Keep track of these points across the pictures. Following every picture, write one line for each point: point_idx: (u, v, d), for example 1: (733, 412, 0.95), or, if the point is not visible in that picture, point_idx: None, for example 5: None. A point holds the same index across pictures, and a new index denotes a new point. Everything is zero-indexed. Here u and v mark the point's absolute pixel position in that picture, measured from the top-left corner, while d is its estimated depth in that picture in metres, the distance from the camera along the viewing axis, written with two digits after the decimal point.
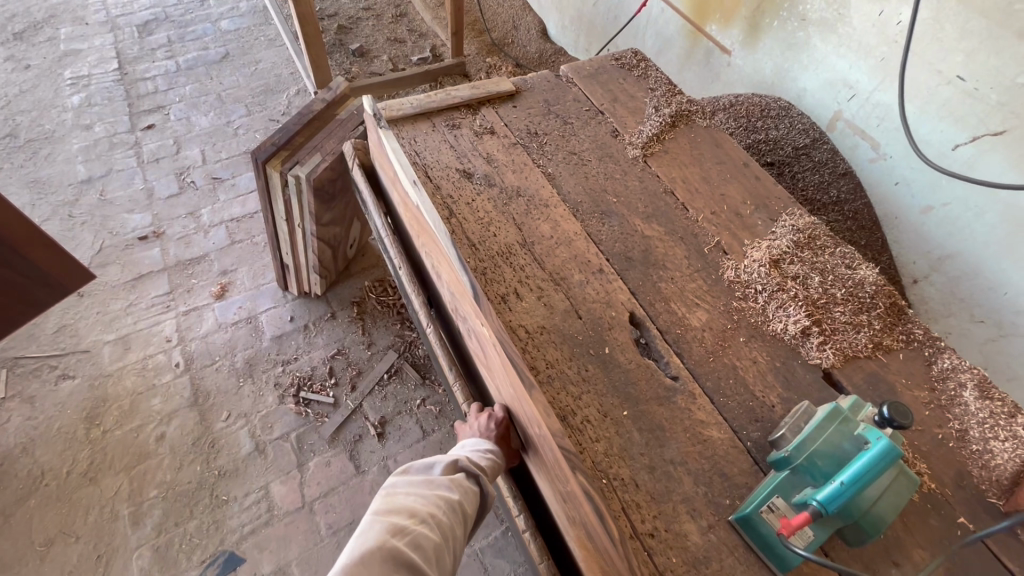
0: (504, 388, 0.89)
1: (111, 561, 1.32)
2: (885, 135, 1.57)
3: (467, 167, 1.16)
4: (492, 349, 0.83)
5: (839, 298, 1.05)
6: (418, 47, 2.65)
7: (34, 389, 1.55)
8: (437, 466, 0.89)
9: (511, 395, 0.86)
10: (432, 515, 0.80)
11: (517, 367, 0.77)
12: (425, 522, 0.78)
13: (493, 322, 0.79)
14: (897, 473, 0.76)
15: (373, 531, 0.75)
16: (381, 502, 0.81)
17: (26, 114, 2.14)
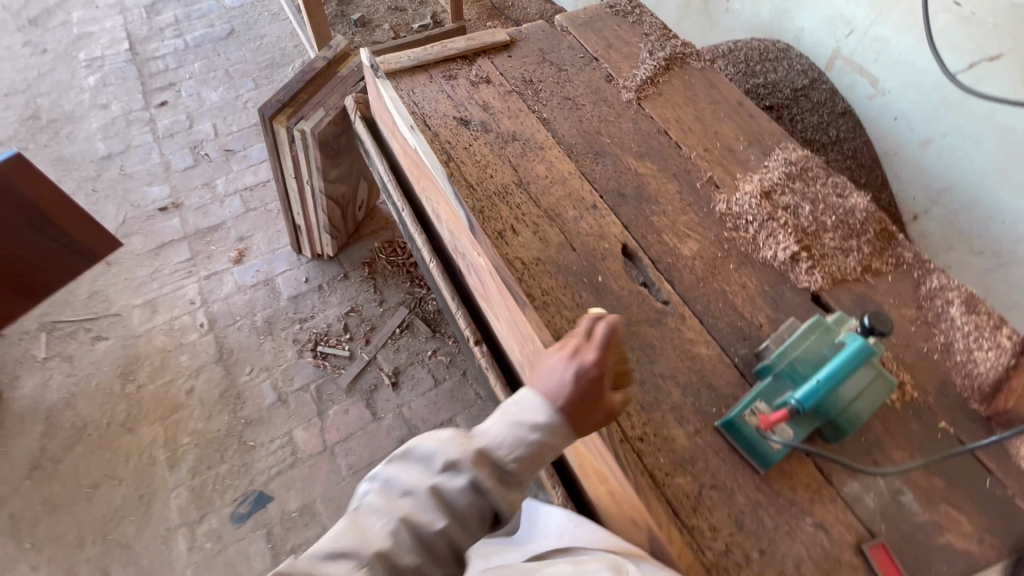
0: (498, 313, 0.93)
1: (152, 500, 1.44)
2: (884, 70, 1.55)
3: (463, 115, 1.20)
4: (488, 272, 0.89)
5: (829, 225, 1.08)
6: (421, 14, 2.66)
7: (71, 349, 1.65)
8: (434, 462, 0.68)
9: (502, 319, 0.91)
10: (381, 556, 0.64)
11: (510, 289, 0.84)
12: (371, 568, 0.62)
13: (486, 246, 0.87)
14: (875, 375, 0.81)
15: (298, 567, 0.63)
16: (344, 524, 0.66)
17: (46, 96, 2.23)
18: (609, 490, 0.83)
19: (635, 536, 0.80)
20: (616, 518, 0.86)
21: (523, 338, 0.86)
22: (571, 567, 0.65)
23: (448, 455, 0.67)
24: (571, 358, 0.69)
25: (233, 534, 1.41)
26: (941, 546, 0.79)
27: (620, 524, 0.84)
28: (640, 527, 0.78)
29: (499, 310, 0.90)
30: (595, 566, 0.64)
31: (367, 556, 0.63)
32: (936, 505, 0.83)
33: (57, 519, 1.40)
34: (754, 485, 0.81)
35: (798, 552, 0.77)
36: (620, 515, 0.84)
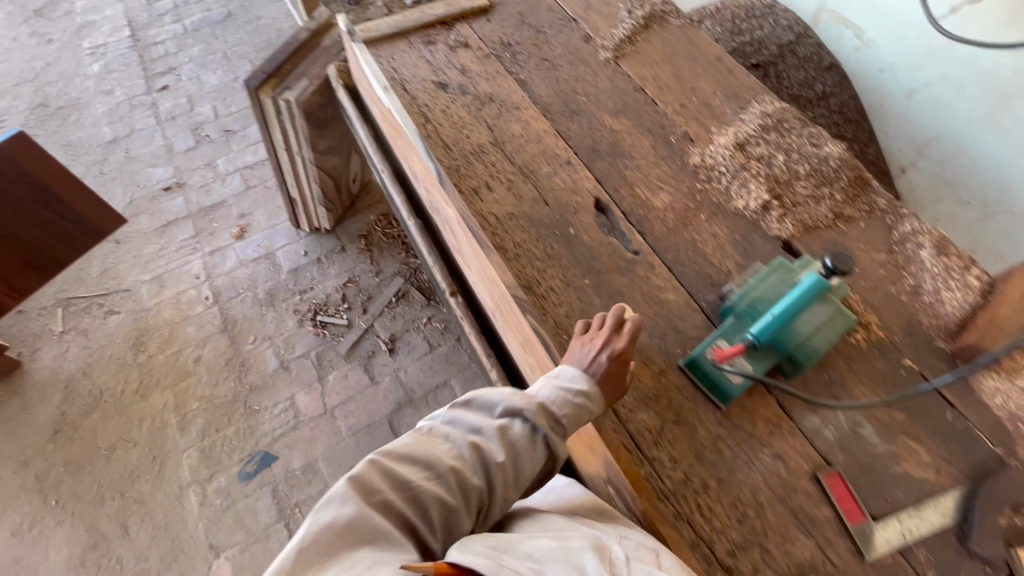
0: (472, 266, 1.05)
1: (165, 460, 1.53)
2: (868, 20, 1.58)
3: (442, 79, 1.23)
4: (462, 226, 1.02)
5: (801, 174, 1.09)
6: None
7: (86, 323, 1.74)
8: (501, 406, 0.76)
9: (476, 271, 1.04)
10: (453, 473, 0.68)
11: (475, 235, 1.00)
12: (444, 480, 0.67)
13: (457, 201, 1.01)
14: (833, 312, 0.84)
15: (373, 470, 0.63)
16: (412, 439, 0.70)
17: (54, 85, 2.30)
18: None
19: (596, 461, 0.89)
20: (581, 447, 0.95)
21: (490, 283, 0.99)
22: (554, 542, 0.62)
23: (515, 402, 0.76)
24: (602, 343, 0.82)
25: (240, 490, 1.50)
26: (898, 475, 0.82)
27: (584, 452, 0.94)
28: (598, 453, 0.86)
29: (470, 259, 1.03)
30: (579, 545, 0.61)
31: (441, 468, 0.68)
32: (895, 437, 0.85)
33: (79, 478, 1.50)
34: (715, 419, 0.85)
35: (756, 480, 0.81)
36: (583, 444, 0.93)
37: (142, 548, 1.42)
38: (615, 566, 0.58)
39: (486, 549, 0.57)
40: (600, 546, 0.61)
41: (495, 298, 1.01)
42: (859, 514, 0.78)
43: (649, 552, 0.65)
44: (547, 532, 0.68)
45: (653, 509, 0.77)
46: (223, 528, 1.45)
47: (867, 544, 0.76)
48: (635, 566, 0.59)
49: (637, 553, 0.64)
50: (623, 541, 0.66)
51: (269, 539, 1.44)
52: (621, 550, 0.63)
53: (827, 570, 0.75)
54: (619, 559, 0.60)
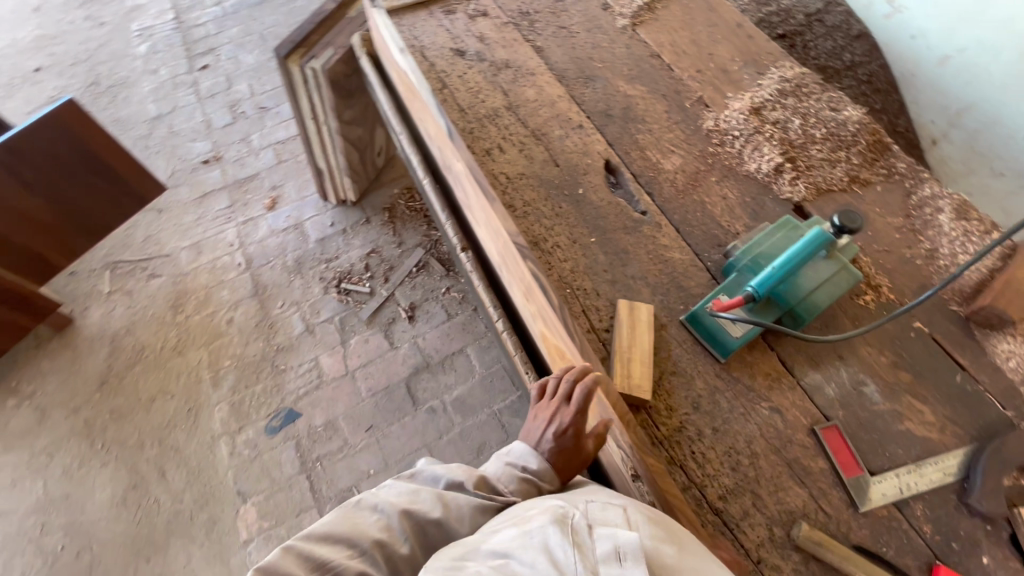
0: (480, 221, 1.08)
1: (199, 412, 1.64)
2: None
3: (460, 46, 1.26)
4: (470, 180, 1.02)
5: (817, 138, 1.07)
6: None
7: (130, 285, 1.87)
8: (443, 480, 0.77)
9: (484, 225, 1.06)
10: (379, 546, 0.69)
11: (481, 186, 0.99)
12: (368, 557, 0.68)
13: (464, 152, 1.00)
14: (837, 268, 0.84)
15: (292, 556, 0.65)
16: (338, 517, 0.71)
17: (105, 64, 2.45)
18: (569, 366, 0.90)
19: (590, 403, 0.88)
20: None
21: (495, 234, 1.00)
22: (516, 530, 0.62)
23: (455, 476, 0.77)
24: (550, 422, 0.81)
25: (266, 443, 1.59)
26: (899, 432, 0.81)
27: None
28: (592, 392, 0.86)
29: (478, 213, 1.05)
30: (539, 522, 0.62)
31: (364, 544, 0.69)
32: (898, 396, 0.84)
33: (122, 425, 1.62)
34: (713, 372, 0.86)
35: (751, 430, 0.82)
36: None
37: (177, 491, 1.53)
38: (578, 537, 0.58)
39: (448, 565, 0.58)
40: (560, 518, 0.61)
41: (501, 251, 1.02)
42: (855, 467, 0.78)
43: (616, 508, 0.64)
44: (514, 513, 0.68)
45: (641, 444, 0.77)
46: (250, 477, 1.55)
47: (861, 495, 0.76)
48: (599, 531, 0.60)
49: (603, 514, 0.63)
50: (588, 502, 0.66)
51: (291, 489, 1.52)
52: (585, 514, 0.63)
53: (818, 518, 0.75)
54: (582, 526, 0.60)
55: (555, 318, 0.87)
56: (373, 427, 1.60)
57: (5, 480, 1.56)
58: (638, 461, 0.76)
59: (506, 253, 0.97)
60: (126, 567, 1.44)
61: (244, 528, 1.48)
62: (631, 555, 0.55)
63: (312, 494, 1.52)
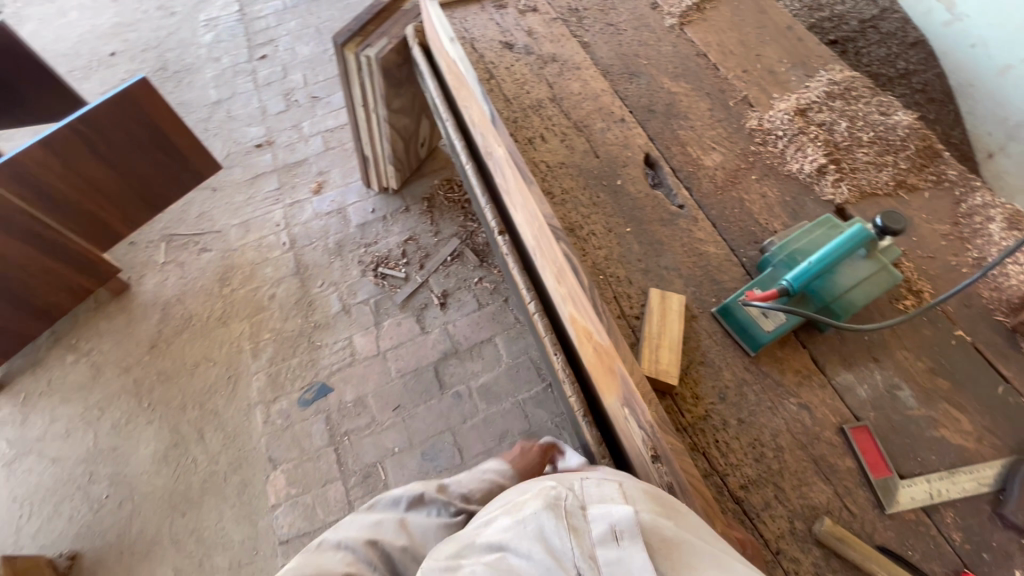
0: (517, 205, 1.10)
1: (239, 380, 1.72)
2: None
3: (509, 39, 1.30)
4: (509, 165, 1.03)
5: (864, 141, 1.06)
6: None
7: (183, 257, 1.98)
8: (403, 502, 0.84)
9: (521, 209, 1.08)
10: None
11: (520, 169, 0.99)
12: None
13: (506, 138, 1.01)
14: (876, 268, 0.84)
15: None
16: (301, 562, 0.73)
17: (173, 51, 2.60)
18: (595, 346, 0.89)
19: (613, 383, 0.85)
20: (600, 374, 0.91)
21: (532, 217, 1.00)
22: (509, 518, 0.60)
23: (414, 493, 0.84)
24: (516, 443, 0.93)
25: (298, 414, 1.65)
26: (933, 439, 0.80)
27: (602, 379, 0.90)
28: (614, 371, 0.82)
29: (516, 199, 1.06)
30: (531, 508, 0.59)
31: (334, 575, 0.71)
32: (934, 402, 0.82)
33: (167, 387, 1.72)
34: (742, 365, 0.86)
35: (777, 425, 0.81)
36: (602, 369, 0.89)
37: (213, 452, 1.61)
38: (572, 521, 0.57)
39: (443, 567, 0.58)
40: (552, 501, 0.59)
41: (536, 234, 1.03)
42: (884, 468, 0.77)
43: (612, 484, 0.62)
44: (509, 497, 0.66)
45: (660, 422, 0.74)
46: (281, 445, 1.61)
47: (888, 497, 0.75)
48: (593, 512, 0.58)
49: (598, 492, 0.61)
50: (583, 480, 0.63)
51: (319, 459, 1.58)
52: (579, 493, 0.61)
53: (842, 516, 0.75)
54: (576, 509, 0.59)
55: (581, 296, 0.87)
56: (400, 407, 1.65)
57: (61, 429, 1.67)
58: (658, 438, 0.73)
59: (542, 235, 0.97)
60: (163, 519, 1.53)
61: (273, 493, 1.55)
62: (627, 533, 0.54)
63: (338, 466, 1.57)
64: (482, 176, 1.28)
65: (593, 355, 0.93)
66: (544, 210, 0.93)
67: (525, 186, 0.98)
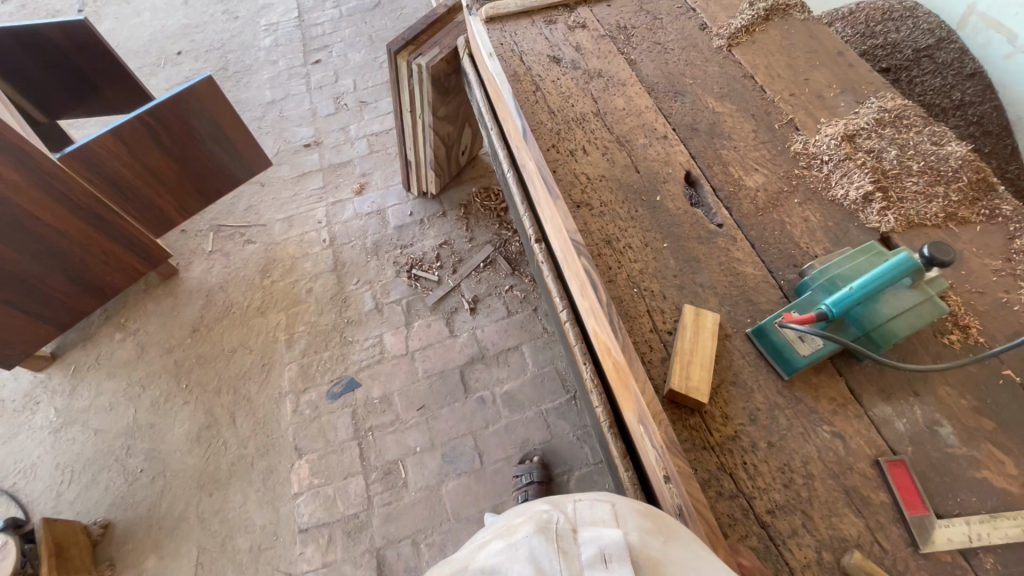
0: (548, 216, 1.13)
1: (272, 369, 1.78)
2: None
3: (557, 54, 1.33)
4: (538, 179, 1.06)
5: (914, 170, 1.03)
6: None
7: (229, 247, 2.07)
8: None
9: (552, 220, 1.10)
10: None
11: (547, 183, 1.01)
12: None
13: (535, 153, 1.04)
14: (920, 300, 0.82)
15: None
16: None
17: (234, 53, 2.74)
18: (614, 361, 0.90)
19: (630, 400, 0.86)
20: (618, 388, 0.92)
21: (558, 229, 1.02)
22: (500, 542, 0.59)
23: None
24: None
25: (326, 406, 1.69)
26: (974, 480, 0.77)
27: (620, 393, 0.90)
28: (630, 389, 0.83)
29: (546, 211, 1.09)
30: (523, 532, 0.59)
31: None
32: (977, 442, 0.79)
33: (205, 370, 1.80)
34: (774, 388, 0.85)
35: (808, 451, 0.80)
36: (621, 384, 0.90)
37: (243, 437, 1.67)
38: (563, 543, 0.58)
39: None
40: (544, 524, 0.59)
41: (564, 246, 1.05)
42: (920, 506, 0.74)
43: (604, 505, 0.63)
44: (500, 521, 0.65)
45: (670, 444, 0.75)
46: (308, 435, 1.66)
47: (923, 535, 0.72)
48: (583, 534, 0.59)
49: (589, 514, 0.62)
50: (575, 502, 0.63)
51: (343, 452, 1.62)
52: (571, 515, 0.61)
53: (872, 551, 0.72)
54: (566, 531, 0.59)
55: (601, 311, 0.87)
56: (424, 407, 1.67)
57: (104, 403, 1.76)
58: (666, 460, 0.75)
59: (566, 249, 1.00)
60: (191, 497, 1.58)
61: (296, 481, 1.58)
62: (616, 556, 0.56)
63: (361, 460, 1.60)
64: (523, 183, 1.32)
65: (613, 369, 0.94)
66: (569, 226, 0.95)
67: (551, 201, 1.00)
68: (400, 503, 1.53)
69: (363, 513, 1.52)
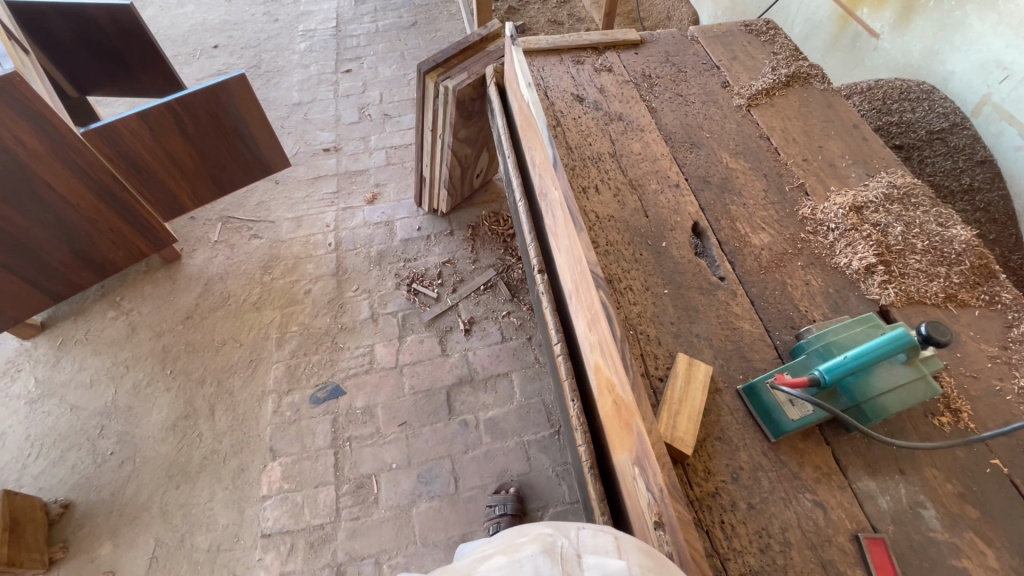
0: (563, 248, 1.13)
1: (258, 367, 1.76)
2: None
3: (580, 93, 1.36)
4: (562, 208, 1.04)
5: (918, 248, 1.04)
6: (574, 13, 2.75)
7: (235, 240, 2.08)
8: None
9: (565, 251, 1.10)
10: None
11: (573, 214, 0.99)
12: None
13: (563, 183, 1.02)
14: (912, 377, 0.82)
15: None
16: None
17: (268, 53, 2.81)
18: (615, 399, 0.89)
19: (628, 440, 0.84)
20: (615, 426, 0.91)
21: (576, 260, 1.01)
22: (503, 558, 0.58)
23: None
24: None
25: (307, 410, 1.67)
26: (955, 569, 0.74)
27: (617, 432, 0.90)
28: (633, 429, 0.81)
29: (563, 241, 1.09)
30: (525, 548, 0.58)
31: None
32: (960, 529, 0.77)
33: (192, 358, 1.78)
34: (760, 448, 0.84)
35: (787, 518, 0.78)
36: (619, 424, 0.89)
37: (220, 431, 1.64)
38: (567, 566, 0.55)
39: None
40: (549, 545, 0.58)
41: (576, 278, 1.05)
42: None
43: (608, 535, 0.60)
44: (505, 538, 0.64)
45: (671, 487, 0.71)
46: (285, 437, 1.63)
47: None
48: (588, 561, 0.56)
49: (593, 541, 0.59)
50: (581, 528, 0.61)
51: (317, 460, 1.59)
52: (575, 540, 0.59)
53: None
54: (571, 555, 0.57)
55: (612, 346, 0.85)
56: (406, 423, 1.65)
57: (86, 379, 1.74)
58: (666, 504, 0.71)
59: (583, 281, 0.98)
60: (157, 488, 1.55)
61: (266, 484, 1.55)
62: None
63: (334, 470, 1.57)
64: (530, 214, 1.33)
65: (611, 408, 0.92)
66: (589, 258, 0.93)
67: (572, 230, 0.98)
68: (368, 520, 1.49)
69: (329, 526, 1.48)
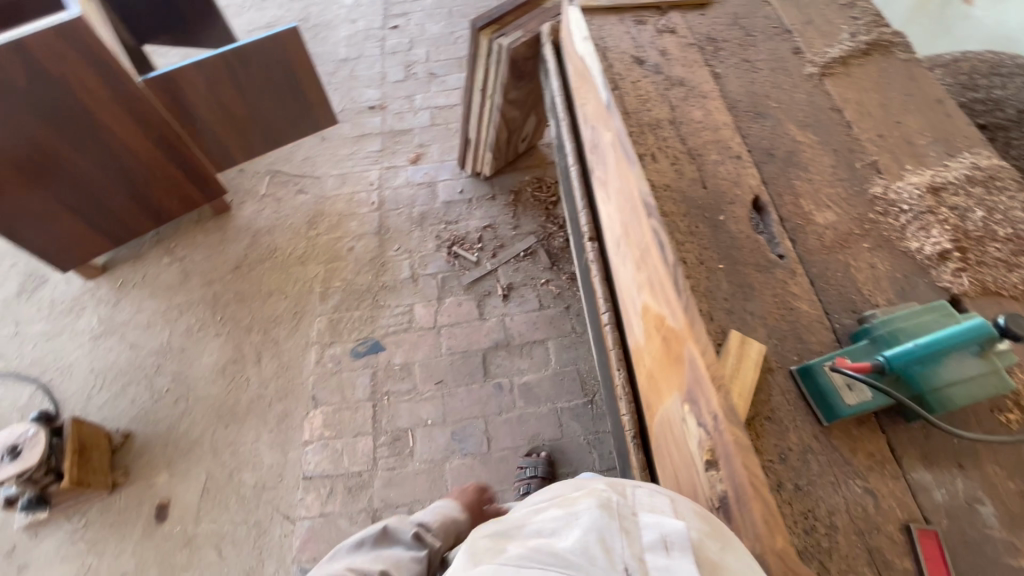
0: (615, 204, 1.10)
1: (302, 318, 1.82)
2: None
3: (641, 55, 1.30)
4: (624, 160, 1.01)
5: (999, 236, 0.98)
6: None
7: (282, 194, 2.12)
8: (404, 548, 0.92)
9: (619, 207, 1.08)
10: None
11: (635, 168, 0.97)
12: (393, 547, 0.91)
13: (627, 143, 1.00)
14: (984, 372, 0.78)
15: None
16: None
17: (316, 6, 2.79)
18: (664, 343, 0.89)
19: (676, 379, 0.84)
20: (659, 371, 0.91)
21: (632, 215, 0.99)
22: (558, 511, 0.59)
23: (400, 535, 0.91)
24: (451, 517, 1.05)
25: (348, 363, 1.73)
26: (1009, 567, 0.72)
27: (663, 376, 0.89)
28: (683, 364, 0.81)
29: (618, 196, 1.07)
30: (582, 502, 0.59)
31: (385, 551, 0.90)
32: (1019, 529, 0.74)
33: (240, 307, 1.85)
34: (811, 432, 0.82)
35: (835, 502, 0.77)
36: (665, 367, 0.88)
37: (265, 378, 1.71)
38: (625, 523, 0.56)
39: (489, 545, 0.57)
40: (606, 501, 0.58)
41: (629, 232, 1.03)
42: None
43: (664, 497, 0.60)
44: (557, 491, 0.65)
45: (727, 412, 0.72)
46: (326, 387, 1.69)
47: None
48: (644, 519, 0.57)
49: (649, 501, 0.60)
50: (636, 488, 0.62)
51: (356, 411, 1.65)
52: (631, 499, 0.60)
53: None
54: (627, 512, 0.58)
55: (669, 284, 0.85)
56: (442, 382, 1.69)
57: (143, 320, 1.83)
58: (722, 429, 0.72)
59: (639, 230, 0.97)
60: (208, 426, 1.64)
61: (308, 430, 1.62)
62: (678, 545, 0.54)
63: (372, 422, 1.63)
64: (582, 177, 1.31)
65: (656, 357, 0.92)
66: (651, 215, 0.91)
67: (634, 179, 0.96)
68: (403, 471, 1.55)
69: (366, 474, 1.55)
